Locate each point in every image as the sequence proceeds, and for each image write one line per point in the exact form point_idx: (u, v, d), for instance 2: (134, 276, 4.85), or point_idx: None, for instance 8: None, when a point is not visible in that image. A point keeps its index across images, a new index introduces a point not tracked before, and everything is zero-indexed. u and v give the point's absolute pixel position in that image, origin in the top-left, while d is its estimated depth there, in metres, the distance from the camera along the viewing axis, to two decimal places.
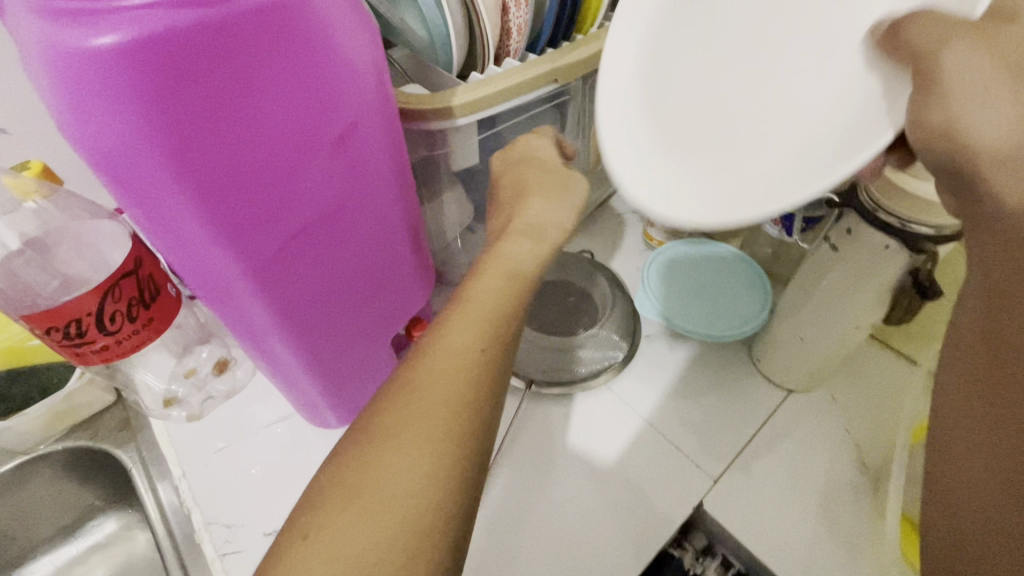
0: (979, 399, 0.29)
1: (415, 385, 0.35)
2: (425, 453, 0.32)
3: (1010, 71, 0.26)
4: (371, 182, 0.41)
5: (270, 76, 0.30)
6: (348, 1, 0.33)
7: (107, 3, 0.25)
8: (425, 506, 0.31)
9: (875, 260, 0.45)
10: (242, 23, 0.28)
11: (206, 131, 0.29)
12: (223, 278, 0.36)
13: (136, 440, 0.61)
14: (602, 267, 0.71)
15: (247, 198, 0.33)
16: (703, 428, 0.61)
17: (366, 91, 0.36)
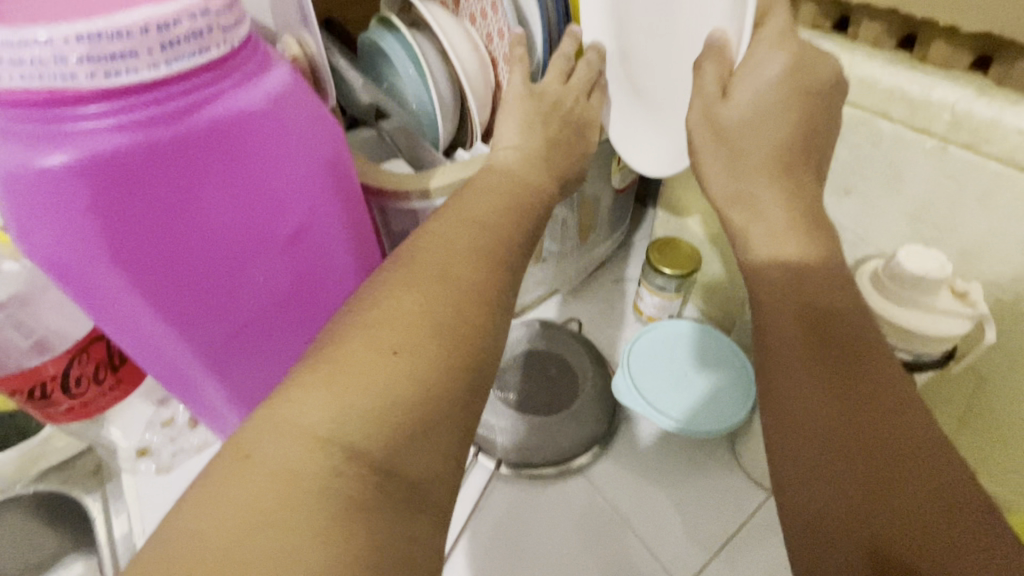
0: (804, 459, 0.34)
1: (374, 337, 0.32)
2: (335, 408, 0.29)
3: (778, 180, 0.43)
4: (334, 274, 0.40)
5: (222, 186, 0.30)
6: (315, 110, 0.33)
7: (58, 124, 0.26)
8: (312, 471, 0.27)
9: None
10: (194, 143, 0.28)
11: (151, 237, 0.30)
12: (170, 361, 0.36)
13: (103, 487, 0.61)
14: (586, 339, 0.69)
15: (194, 295, 0.33)
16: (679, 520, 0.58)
17: (328, 193, 0.35)
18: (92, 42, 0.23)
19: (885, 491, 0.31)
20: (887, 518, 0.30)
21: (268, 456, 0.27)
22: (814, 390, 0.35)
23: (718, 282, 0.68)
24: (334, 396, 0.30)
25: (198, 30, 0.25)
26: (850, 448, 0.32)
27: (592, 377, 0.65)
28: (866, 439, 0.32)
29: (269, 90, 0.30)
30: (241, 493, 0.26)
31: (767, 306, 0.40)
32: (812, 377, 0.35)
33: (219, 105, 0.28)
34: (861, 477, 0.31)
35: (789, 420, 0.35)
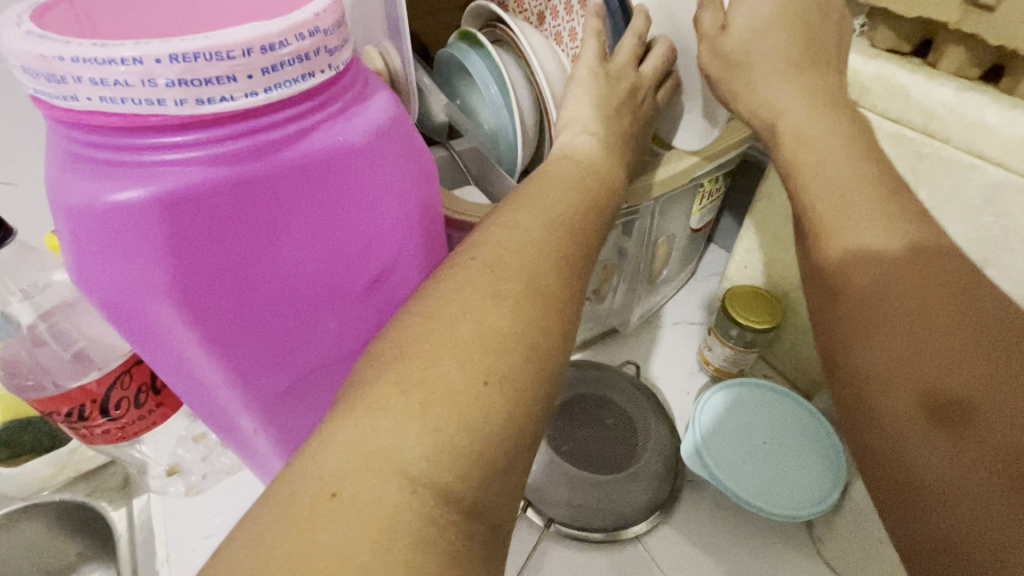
0: (853, 337, 0.32)
1: (482, 349, 0.27)
2: (446, 420, 0.25)
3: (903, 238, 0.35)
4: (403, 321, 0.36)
5: (304, 227, 0.26)
6: (412, 144, 0.29)
7: (134, 156, 0.22)
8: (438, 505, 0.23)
9: None
10: (285, 177, 0.25)
11: (221, 281, 0.26)
12: (221, 406, 0.33)
13: (130, 502, 0.57)
14: (648, 390, 0.64)
15: (257, 341, 0.30)
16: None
17: (412, 238, 0.31)
18: (188, 63, 0.20)
19: (941, 350, 0.29)
20: (941, 363, 0.29)
21: (361, 499, 0.23)
22: (871, 277, 0.32)
23: (798, 338, 0.62)
24: (432, 423, 0.25)
25: (304, 53, 0.22)
26: (904, 309, 0.31)
27: (654, 436, 0.60)
28: (926, 297, 0.30)
29: (371, 122, 0.26)
30: (331, 540, 0.21)
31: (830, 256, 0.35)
32: (872, 267, 0.33)
33: (316, 137, 0.25)
34: (916, 329, 0.30)
35: (840, 307, 0.33)
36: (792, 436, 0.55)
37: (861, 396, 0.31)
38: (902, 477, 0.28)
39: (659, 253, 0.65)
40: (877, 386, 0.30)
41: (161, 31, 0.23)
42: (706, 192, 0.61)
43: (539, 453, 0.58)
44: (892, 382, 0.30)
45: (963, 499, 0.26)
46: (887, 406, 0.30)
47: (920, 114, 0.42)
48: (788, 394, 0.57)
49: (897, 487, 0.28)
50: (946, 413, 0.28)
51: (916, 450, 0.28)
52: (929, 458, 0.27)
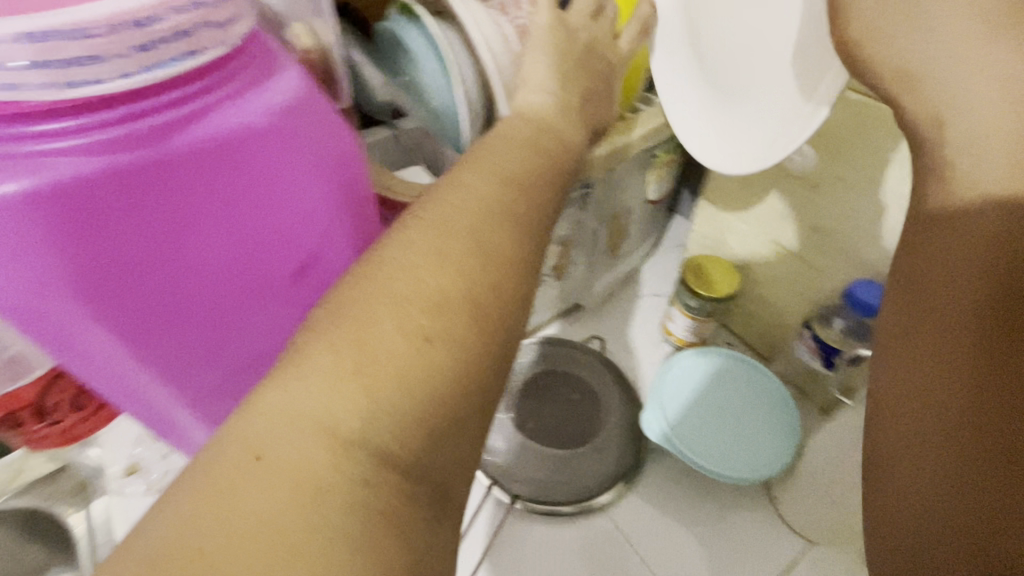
0: None
1: None
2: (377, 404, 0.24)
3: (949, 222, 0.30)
4: None
5: (214, 219, 0.25)
6: (331, 127, 0.27)
7: (13, 148, 0.21)
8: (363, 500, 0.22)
9: None
10: (186, 167, 0.23)
11: (129, 279, 0.25)
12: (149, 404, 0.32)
13: (89, 504, 0.56)
14: (612, 364, 0.64)
15: (180, 338, 0.29)
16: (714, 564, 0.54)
17: (339, 226, 0.30)
18: (47, 43, 0.18)
19: None
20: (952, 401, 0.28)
21: (282, 459, 0.21)
22: (958, 281, 0.29)
23: (757, 306, 0.63)
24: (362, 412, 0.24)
25: (184, 28, 0.20)
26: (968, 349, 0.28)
27: (617, 406, 0.61)
28: (978, 338, 0.28)
29: (276, 101, 0.25)
30: (244, 518, 0.20)
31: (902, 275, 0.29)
32: (956, 254, 0.29)
33: (214, 120, 0.23)
34: None
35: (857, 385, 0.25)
36: (753, 404, 0.56)
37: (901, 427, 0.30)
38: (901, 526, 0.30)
39: (619, 227, 0.65)
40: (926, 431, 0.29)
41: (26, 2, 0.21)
42: (660, 162, 0.60)
43: (504, 432, 0.58)
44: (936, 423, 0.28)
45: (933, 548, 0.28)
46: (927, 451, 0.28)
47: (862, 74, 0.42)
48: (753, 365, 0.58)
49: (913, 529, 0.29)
50: None
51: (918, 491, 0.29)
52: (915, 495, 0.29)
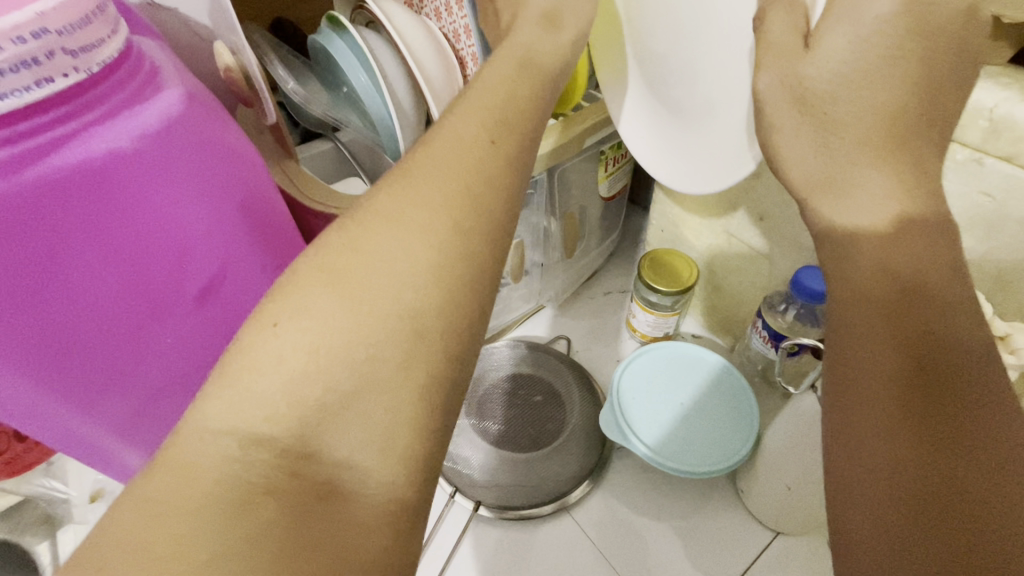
0: None
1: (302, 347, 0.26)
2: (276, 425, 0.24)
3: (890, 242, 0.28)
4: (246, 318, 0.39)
5: (105, 236, 0.29)
6: (213, 153, 0.32)
7: None
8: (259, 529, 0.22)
9: None
10: (78, 184, 0.27)
11: (26, 287, 0.28)
12: (57, 409, 0.35)
13: (53, 533, 0.55)
14: (577, 364, 0.64)
15: (82, 344, 0.32)
16: (686, 560, 0.53)
17: (230, 237, 0.34)
18: None
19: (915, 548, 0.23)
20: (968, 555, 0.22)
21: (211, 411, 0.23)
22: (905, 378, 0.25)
23: (718, 298, 0.63)
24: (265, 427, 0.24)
25: (28, 59, 0.23)
26: (912, 457, 0.24)
27: (578, 403, 0.61)
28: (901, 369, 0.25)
29: (146, 124, 0.28)
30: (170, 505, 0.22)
31: (881, 325, 0.26)
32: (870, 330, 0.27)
33: (89, 143, 0.27)
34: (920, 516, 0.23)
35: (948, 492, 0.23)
36: (709, 393, 0.56)
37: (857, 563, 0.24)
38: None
39: (573, 225, 0.65)
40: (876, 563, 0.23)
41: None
42: (610, 158, 0.60)
43: (469, 439, 0.57)
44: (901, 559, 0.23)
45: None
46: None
47: None
48: (690, 347, 0.58)
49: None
50: None
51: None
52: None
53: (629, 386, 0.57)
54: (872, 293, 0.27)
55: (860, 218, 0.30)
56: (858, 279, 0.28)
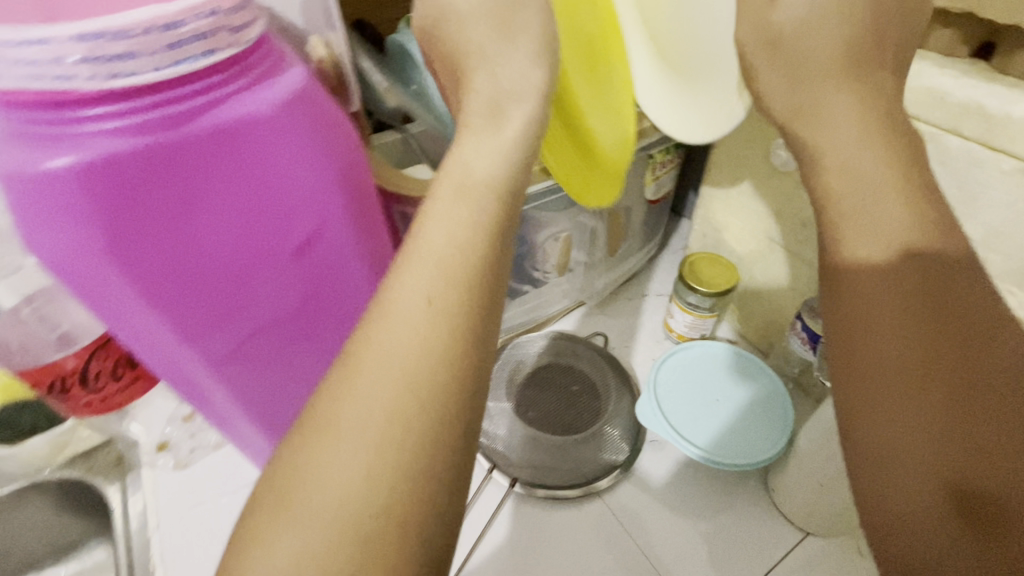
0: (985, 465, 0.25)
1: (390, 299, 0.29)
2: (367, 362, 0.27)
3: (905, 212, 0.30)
4: (346, 287, 0.38)
5: (225, 195, 0.29)
6: (324, 119, 0.31)
7: (70, 126, 0.25)
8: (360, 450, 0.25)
9: None
10: (211, 143, 0.27)
11: (153, 241, 0.28)
12: (184, 369, 0.36)
13: (123, 477, 0.61)
14: (612, 358, 0.67)
15: (199, 302, 0.32)
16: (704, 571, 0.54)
17: (333, 202, 0.33)
18: (94, 42, 0.22)
19: (938, 435, 0.26)
20: (990, 470, 0.25)
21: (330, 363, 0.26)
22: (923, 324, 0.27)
23: (757, 302, 0.64)
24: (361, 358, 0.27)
25: (204, 30, 0.25)
26: (941, 387, 0.26)
27: (613, 396, 0.63)
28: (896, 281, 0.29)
29: (282, 92, 0.29)
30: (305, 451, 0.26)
31: (872, 247, 0.30)
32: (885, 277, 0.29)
33: (227, 107, 0.27)
34: (933, 404, 0.26)
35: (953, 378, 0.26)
36: (740, 391, 0.58)
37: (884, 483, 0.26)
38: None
39: (618, 225, 0.67)
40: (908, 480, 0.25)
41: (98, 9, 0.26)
42: (658, 162, 0.62)
43: (506, 419, 0.60)
44: (931, 475, 0.25)
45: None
46: (915, 519, 0.25)
47: None
48: (716, 345, 0.60)
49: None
50: (974, 505, 0.24)
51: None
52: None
53: (662, 381, 0.59)
54: (862, 219, 0.31)
55: (879, 203, 0.31)
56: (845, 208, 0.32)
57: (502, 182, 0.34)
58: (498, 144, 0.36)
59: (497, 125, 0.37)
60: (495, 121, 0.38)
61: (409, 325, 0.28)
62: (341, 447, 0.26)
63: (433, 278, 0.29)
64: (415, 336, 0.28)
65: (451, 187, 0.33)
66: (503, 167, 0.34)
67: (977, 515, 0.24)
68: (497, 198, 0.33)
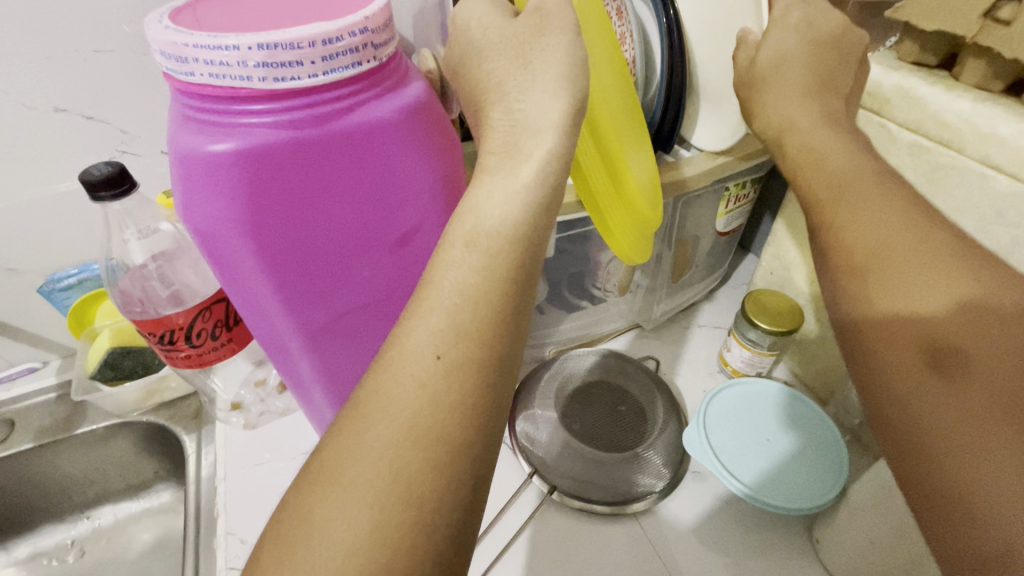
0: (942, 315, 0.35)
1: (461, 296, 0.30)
2: (437, 350, 0.29)
3: (923, 248, 0.37)
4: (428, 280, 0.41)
5: (342, 184, 0.33)
6: (435, 128, 0.35)
7: (235, 117, 0.29)
8: (422, 430, 0.28)
9: None
10: (342, 140, 0.31)
11: (281, 219, 0.33)
12: (280, 337, 0.40)
13: (199, 429, 0.68)
14: (662, 383, 0.67)
15: (306, 277, 0.36)
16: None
17: (430, 202, 0.37)
18: (270, 50, 0.27)
19: (920, 303, 0.36)
20: (948, 327, 0.35)
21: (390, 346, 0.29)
22: (902, 243, 0.38)
23: (819, 346, 0.63)
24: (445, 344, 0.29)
25: (355, 46, 0.29)
26: (926, 259, 0.36)
27: (661, 424, 0.63)
28: (895, 199, 0.40)
29: (405, 102, 0.33)
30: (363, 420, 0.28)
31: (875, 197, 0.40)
32: (883, 218, 0.39)
33: (359, 112, 0.31)
34: (915, 279, 0.37)
35: (930, 257, 0.36)
36: (792, 435, 0.57)
37: (874, 357, 0.37)
38: (923, 451, 0.32)
39: (684, 253, 0.68)
40: (891, 341, 0.37)
41: (265, 18, 0.30)
42: (732, 195, 0.63)
43: (551, 427, 0.62)
44: (902, 340, 0.36)
45: (994, 501, 0.28)
46: (897, 371, 0.36)
47: (937, 123, 0.44)
48: (773, 383, 0.61)
49: (894, 445, 0.34)
50: (943, 358, 0.34)
51: (939, 406, 0.33)
52: (952, 420, 0.32)
53: (711, 413, 0.59)
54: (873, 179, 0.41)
55: (886, 201, 0.40)
56: (866, 204, 0.40)
57: (519, 231, 0.31)
58: (512, 185, 0.32)
59: (512, 164, 0.32)
60: (505, 186, 0.32)
61: (412, 377, 0.29)
62: (369, 441, 0.28)
63: (442, 329, 0.29)
64: (418, 387, 0.28)
65: (459, 241, 0.32)
66: (514, 214, 0.31)
67: (942, 359, 0.34)
68: (509, 248, 0.31)
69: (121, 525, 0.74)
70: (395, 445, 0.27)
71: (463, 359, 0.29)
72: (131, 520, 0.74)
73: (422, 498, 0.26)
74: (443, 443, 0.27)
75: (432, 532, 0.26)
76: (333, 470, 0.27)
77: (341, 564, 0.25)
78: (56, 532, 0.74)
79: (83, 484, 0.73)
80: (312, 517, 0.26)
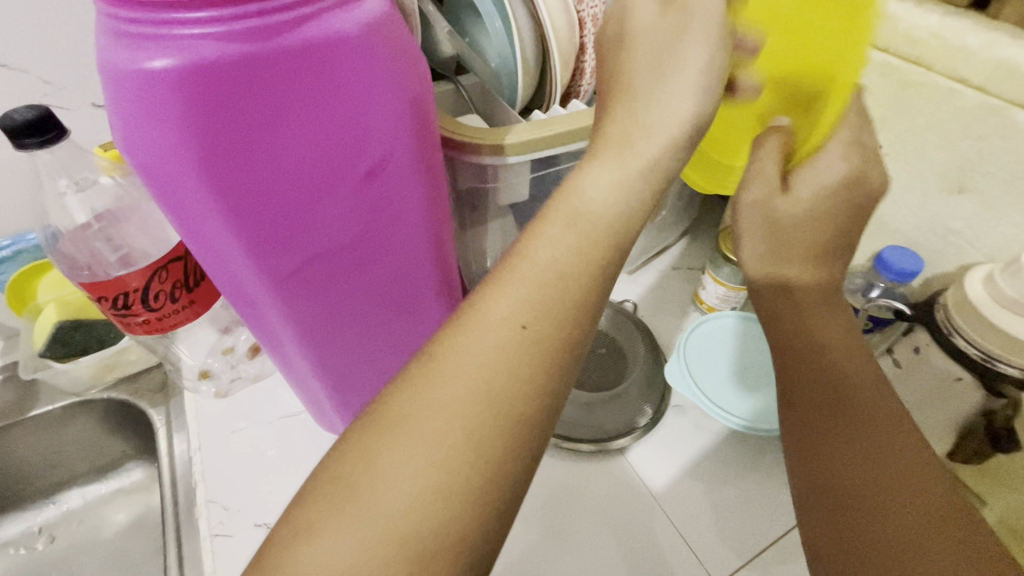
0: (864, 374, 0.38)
1: (558, 255, 0.29)
2: (529, 310, 0.28)
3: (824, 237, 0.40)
4: (404, 219, 0.39)
5: (300, 109, 0.30)
6: (398, 46, 0.32)
7: (172, 29, 0.26)
8: (514, 395, 0.27)
9: (947, 390, 0.48)
10: (296, 57, 0.29)
11: (234, 148, 0.30)
12: (247, 286, 0.37)
13: (167, 402, 0.65)
14: (641, 324, 0.68)
15: (269, 216, 0.33)
16: (722, 539, 0.54)
17: (399, 128, 0.34)
18: None
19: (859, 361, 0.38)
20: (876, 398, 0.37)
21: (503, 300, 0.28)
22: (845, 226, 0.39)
23: None
24: (547, 302, 0.28)
25: None
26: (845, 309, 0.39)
27: (643, 362, 0.65)
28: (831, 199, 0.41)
29: (365, 15, 0.30)
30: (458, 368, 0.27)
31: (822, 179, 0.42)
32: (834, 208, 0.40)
33: (314, 25, 0.29)
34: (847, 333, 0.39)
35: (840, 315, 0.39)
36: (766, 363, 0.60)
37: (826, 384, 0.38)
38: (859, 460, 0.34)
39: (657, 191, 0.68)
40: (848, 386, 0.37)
41: None
42: None
43: None
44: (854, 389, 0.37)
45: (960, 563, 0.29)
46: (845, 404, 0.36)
47: (906, 40, 0.44)
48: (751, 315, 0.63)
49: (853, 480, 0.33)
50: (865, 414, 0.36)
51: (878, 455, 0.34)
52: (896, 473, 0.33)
53: (693, 344, 0.61)
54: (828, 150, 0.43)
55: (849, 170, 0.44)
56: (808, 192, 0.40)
57: (615, 222, 0.30)
58: (622, 174, 0.31)
59: (627, 147, 0.31)
60: (621, 145, 0.31)
61: (493, 344, 0.28)
62: (442, 393, 0.27)
63: (530, 295, 0.28)
64: (495, 357, 0.27)
65: (561, 216, 0.30)
66: (616, 199, 0.30)
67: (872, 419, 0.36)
68: (607, 232, 0.30)
69: (91, 507, 0.71)
70: (470, 409, 0.26)
71: (549, 336, 0.28)
72: (102, 501, 0.71)
73: (487, 461, 0.26)
74: (520, 420, 0.27)
75: (485, 515, 0.25)
76: (389, 424, 0.26)
77: (394, 514, 0.24)
78: (20, 521, 0.70)
79: (46, 468, 0.69)
80: (359, 472, 0.25)
